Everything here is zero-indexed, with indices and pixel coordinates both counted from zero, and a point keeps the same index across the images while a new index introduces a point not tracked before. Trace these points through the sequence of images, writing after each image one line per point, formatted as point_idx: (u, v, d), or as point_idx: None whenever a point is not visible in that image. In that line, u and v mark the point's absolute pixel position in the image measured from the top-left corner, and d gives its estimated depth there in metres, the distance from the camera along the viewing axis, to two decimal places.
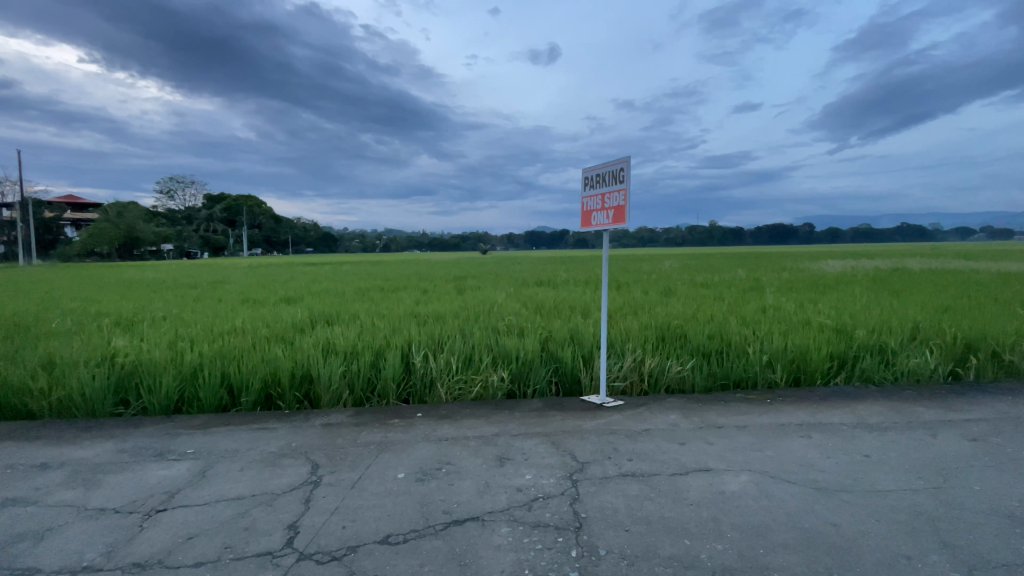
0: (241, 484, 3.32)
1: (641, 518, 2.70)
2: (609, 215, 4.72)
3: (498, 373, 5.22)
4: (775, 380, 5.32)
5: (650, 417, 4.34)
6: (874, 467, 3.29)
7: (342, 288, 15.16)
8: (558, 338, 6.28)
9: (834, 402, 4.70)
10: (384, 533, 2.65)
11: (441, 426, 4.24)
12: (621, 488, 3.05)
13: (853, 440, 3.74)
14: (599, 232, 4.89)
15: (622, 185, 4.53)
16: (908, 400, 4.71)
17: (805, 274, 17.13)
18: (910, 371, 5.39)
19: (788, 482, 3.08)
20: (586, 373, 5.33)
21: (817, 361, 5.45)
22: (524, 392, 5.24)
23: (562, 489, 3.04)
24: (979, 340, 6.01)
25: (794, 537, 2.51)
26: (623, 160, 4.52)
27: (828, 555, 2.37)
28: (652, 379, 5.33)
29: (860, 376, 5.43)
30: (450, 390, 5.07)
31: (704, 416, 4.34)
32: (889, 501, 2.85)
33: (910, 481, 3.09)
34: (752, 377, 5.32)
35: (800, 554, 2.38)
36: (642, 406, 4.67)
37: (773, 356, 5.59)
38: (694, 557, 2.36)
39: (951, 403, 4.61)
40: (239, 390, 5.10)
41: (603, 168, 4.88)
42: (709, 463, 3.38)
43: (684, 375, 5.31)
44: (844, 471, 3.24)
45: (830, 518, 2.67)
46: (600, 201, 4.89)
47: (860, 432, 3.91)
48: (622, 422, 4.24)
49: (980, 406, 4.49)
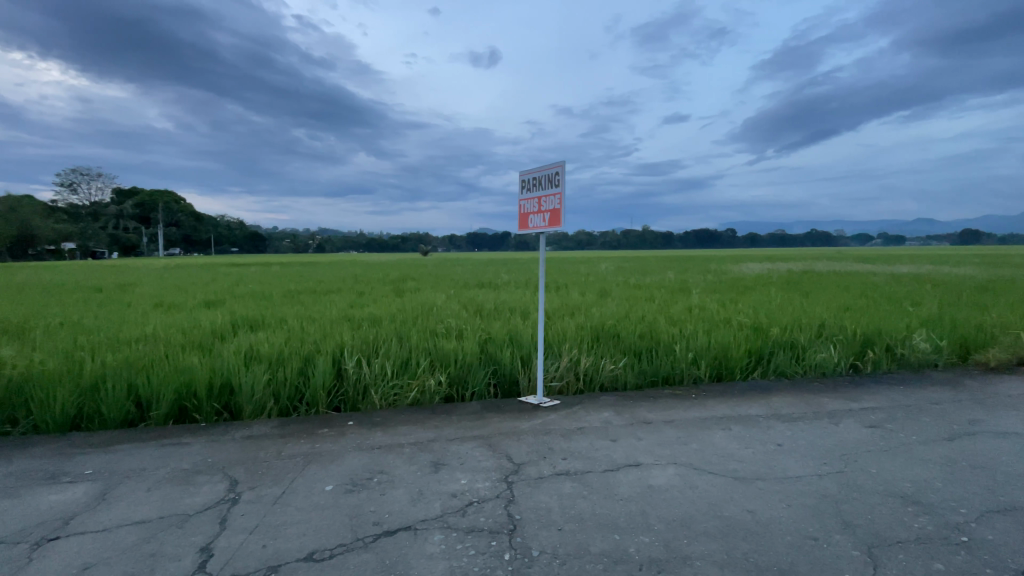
0: (149, 505, 3.03)
1: (573, 517, 2.74)
2: (546, 218, 4.78)
3: (435, 377, 5.12)
4: (700, 375, 5.63)
5: (584, 416, 4.45)
6: (786, 455, 3.55)
7: (271, 291, 14.37)
8: (496, 340, 6.27)
9: (752, 395, 5.03)
10: (308, 550, 2.51)
11: (374, 434, 4.09)
12: (554, 487, 3.08)
13: (768, 431, 4.02)
14: (536, 234, 4.95)
15: (558, 189, 4.63)
16: (815, 392, 5.14)
17: (727, 277, 18.14)
18: (817, 365, 5.89)
19: (710, 473, 3.25)
20: (523, 374, 5.36)
21: (737, 357, 5.83)
22: (462, 396, 5.18)
23: (497, 493, 3.03)
24: (876, 336, 6.66)
25: (715, 525, 2.65)
26: (560, 163, 4.62)
27: (745, 541, 2.51)
28: (587, 378, 5.45)
29: (774, 371, 5.87)
30: (385, 396, 4.92)
31: (635, 412, 4.50)
32: (798, 487, 3.08)
33: (816, 467, 3.36)
34: (680, 373, 5.60)
35: (719, 541, 2.51)
36: (577, 405, 4.77)
37: (698, 353, 5.90)
38: (623, 552, 2.42)
39: (852, 394, 5.07)
40: (148, 403, 4.67)
41: (539, 171, 4.94)
42: (639, 458, 3.50)
43: (617, 373, 5.48)
44: (759, 460, 3.48)
45: (746, 506, 2.85)
46: (536, 204, 4.96)
47: (774, 423, 4.21)
48: (557, 421, 4.30)
49: (876, 396, 4.98)
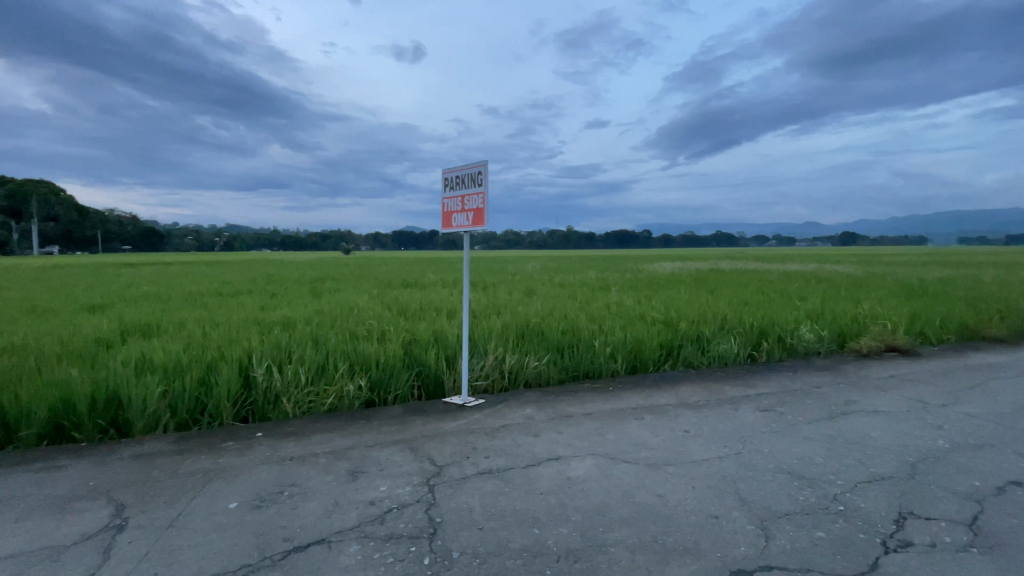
0: (13, 539, 2.64)
1: (495, 514, 2.75)
2: (469, 217, 4.77)
3: (354, 382, 4.93)
4: (617, 369, 5.91)
5: (508, 413, 4.49)
6: (692, 441, 3.82)
7: (169, 293, 13.06)
8: (420, 341, 6.16)
9: (664, 386, 5.36)
10: (208, 574, 2.31)
11: (286, 444, 3.86)
12: (476, 487, 3.08)
13: (677, 418, 4.30)
14: (460, 233, 4.92)
15: (481, 188, 4.64)
16: (718, 380, 5.58)
17: (643, 274, 19.12)
18: (720, 356, 6.40)
19: (624, 462, 3.42)
20: (447, 375, 5.30)
21: (650, 350, 6.18)
22: (383, 400, 5.03)
23: (418, 497, 2.97)
24: (770, 328, 7.35)
25: (628, 511, 2.79)
26: (483, 163, 4.63)
27: (655, 524, 2.66)
28: (512, 375, 5.50)
29: (682, 362, 6.29)
30: (299, 404, 4.65)
31: (557, 407, 4.63)
32: (702, 469, 3.33)
33: (718, 450, 3.65)
34: (598, 368, 5.84)
35: (632, 527, 2.64)
36: (501, 402, 4.81)
37: (616, 348, 6.19)
38: (542, 545, 2.48)
39: (749, 381, 5.56)
40: (14, 424, 4.06)
41: (462, 170, 4.91)
42: (559, 451, 3.60)
43: (540, 369, 5.59)
44: (669, 446, 3.71)
45: (656, 490, 3.03)
46: (459, 203, 4.93)
47: (683, 411, 4.52)
48: (481, 420, 4.31)
49: (769, 382, 5.51)
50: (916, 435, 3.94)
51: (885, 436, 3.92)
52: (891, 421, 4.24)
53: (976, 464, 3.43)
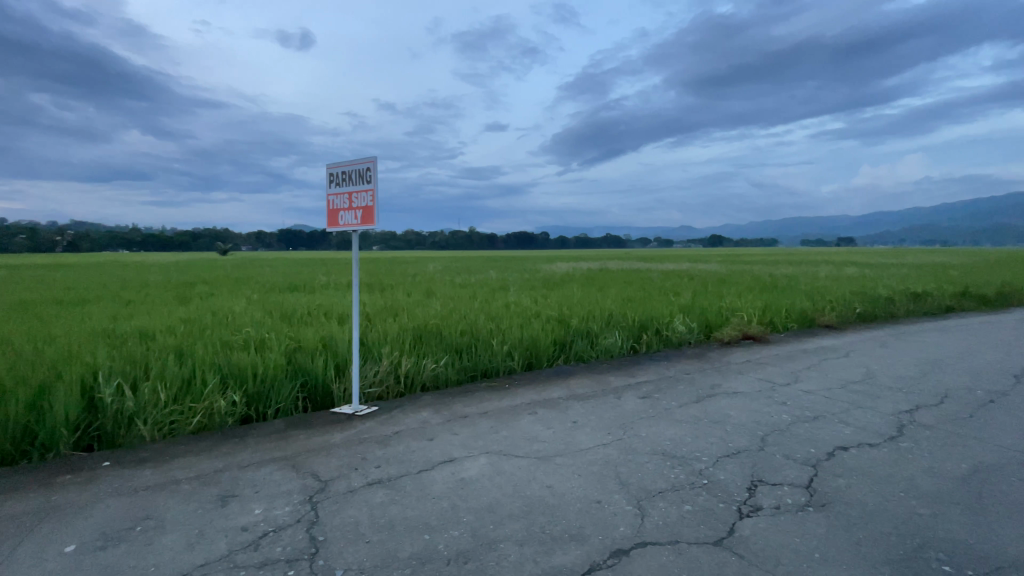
0: None
1: (383, 525, 2.66)
2: (357, 215, 4.57)
3: (228, 397, 4.47)
4: (513, 366, 6.03)
5: (401, 418, 4.37)
6: (580, 431, 4.03)
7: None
8: (306, 348, 5.76)
9: (556, 380, 5.59)
10: None
11: (141, 472, 3.38)
12: (365, 498, 2.96)
13: (567, 410, 4.50)
14: (347, 232, 4.69)
15: (369, 185, 4.47)
16: (605, 372, 5.96)
17: (539, 274, 19.77)
18: (606, 349, 6.84)
19: (516, 457, 3.50)
20: (336, 384, 5.01)
21: (544, 347, 6.40)
22: (263, 414, 4.62)
23: (299, 516, 2.78)
24: (650, 321, 8.01)
25: (519, 506, 2.86)
26: (371, 159, 4.47)
27: (543, 515, 2.76)
28: (408, 380, 5.35)
29: (574, 357, 6.61)
30: (160, 425, 4.11)
31: (452, 408, 4.60)
32: (589, 457, 3.52)
33: (604, 438, 3.89)
34: (495, 366, 5.91)
35: (522, 521, 2.71)
36: (395, 408, 4.68)
37: (512, 346, 6.32)
38: (432, 551, 2.44)
39: (631, 371, 6.02)
40: None
41: (349, 166, 4.69)
42: (453, 453, 3.58)
43: (437, 372, 5.51)
44: (559, 438, 3.87)
45: (546, 482, 3.14)
46: (346, 200, 4.70)
47: (573, 403, 4.75)
48: (373, 428, 4.14)
49: (648, 371, 6.00)
50: (765, 411, 4.54)
51: (742, 414, 4.46)
52: (746, 400, 4.84)
53: (810, 433, 4.04)
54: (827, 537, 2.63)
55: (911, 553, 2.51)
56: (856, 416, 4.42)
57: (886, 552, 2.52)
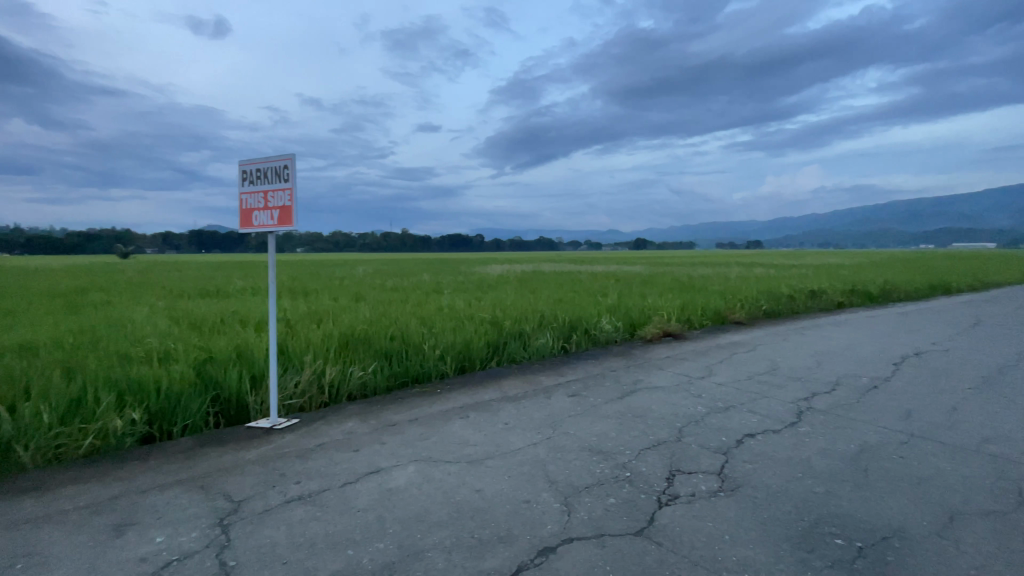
0: None
1: (303, 544, 2.53)
2: (274, 215, 4.31)
3: (126, 415, 4.05)
4: (445, 370, 5.96)
5: (325, 430, 4.18)
6: (510, 432, 4.06)
7: None
8: (219, 359, 5.35)
9: (487, 382, 5.61)
10: None
11: (16, 506, 2.97)
12: (283, 516, 2.79)
13: (498, 413, 4.52)
14: (263, 233, 4.42)
15: (287, 184, 4.25)
16: (535, 372, 6.06)
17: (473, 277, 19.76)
18: (538, 350, 6.95)
19: (446, 463, 3.46)
20: (252, 396, 4.68)
21: (476, 350, 6.39)
22: (168, 433, 4.23)
23: (207, 541, 2.57)
24: (580, 322, 8.25)
25: (447, 512, 2.83)
26: (289, 157, 4.25)
27: (472, 520, 2.75)
28: (333, 389, 5.12)
29: (507, 359, 6.65)
30: (41, 451, 3.64)
31: (379, 417, 4.47)
32: (518, 458, 3.56)
33: (533, 437, 3.95)
34: (426, 371, 5.81)
35: (451, 527, 2.68)
36: (318, 419, 4.46)
37: (444, 350, 6.24)
38: (356, 566, 2.36)
39: (562, 370, 6.16)
40: None
41: (264, 163, 4.42)
42: (380, 463, 3.48)
43: (365, 379, 5.32)
44: (489, 440, 3.88)
45: (475, 486, 3.13)
46: (261, 199, 4.43)
47: (504, 405, 4.77)
48: (294, 442, 3.93)
49: (577, 370, 6.17)
50: (684, 404, 4.82)
51: (663, 408, 4.70)
52: (667, 395, 5.12)
53: (722, 422, 4.34)
54: (736, 519, 2.84)
55: (806, 528, 2.77)
56: (762, 404, 4.81)
57: (786, 529, 2.76)
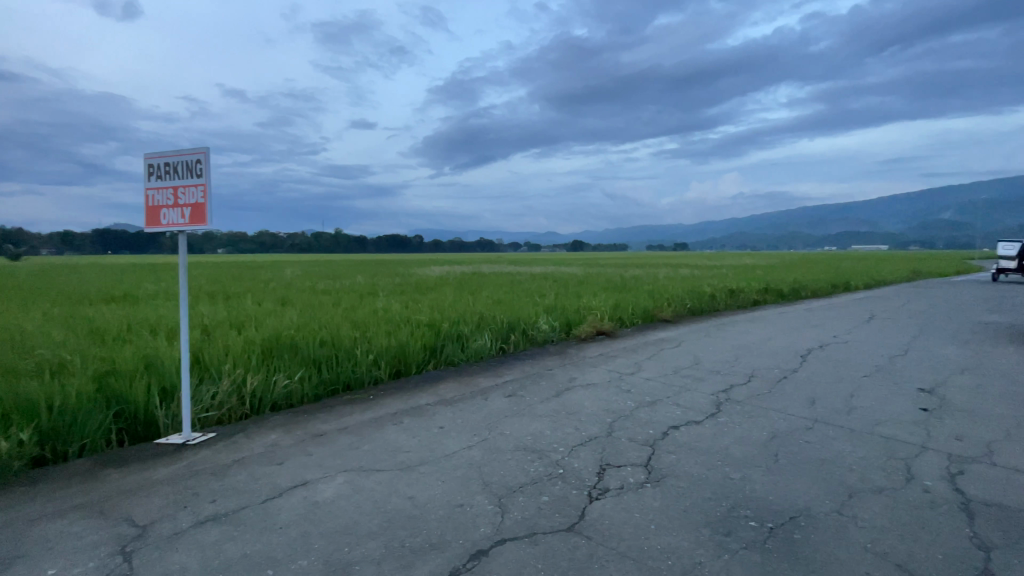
0: None
1: (217, 568, 2.35)
2: (186, 213, 3.99)
3: (10, 436, 3.59)
4: (379, 376, 5.77)
5: (245, 444, 3.92)
6: (445, 436, 4.01)
7: None
8: (124, 370, 4.87)
9: (423, 386, 5.51)
10: None
11: None
12: (196, 539, 2.59)
13: (432, 417, 4.45)
14: (173, 233, 4.08)
15: (200, 180, 3.95)
16: (473, 374, 6.03)
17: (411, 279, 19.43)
18: (477, 351, 6.92)
19: (377, 472, 3.36)
20: (162, 411, 4.28)
21: (412, 353, 6.25)
22: (62, 454, 3.79)
23: (105, 573, 2.32)
24: (518, 322, 8.30)
25: (377, 522, 2.74)
26: (202, 151, 3.95)
27: (403, 528, 2.68)
28: (255, 399, 4.81)
29: (444, 361, 6.56)
30: None
31: (306, 427, 4.26)
32: (452, 461, 3.52)
33: (468, 440, 3.92)
34: (359, 377, 5.60)
35: (381, 537, 2.60)
36: (239, 432, 4.18)
37: (377, 355, 6.05)
38: None
39: (498, 371, 6.18)
40: None
41: (173, 156, 4.08)
42: (305, 475, 3.31)
43: (292, 388, 5.05)
44: (423, 446, 3.81)
45: (407, 493, 3.06)
46: (170, 196, 4.08)
47: (439, 408, 4.71)
48: (210, 458, 3.65)
49: (514, 370, 6.22)
50: (615, 400, 4.98)
51: (595, 404, 4.84)
52: (600, 391, 5.27)
53: (650, 416, 4.53)
54: (660, 509, 2.98)
55: (724, 513, 2.95)
56: (686, 397, 5.08)
57: (707, 515, 2.92)
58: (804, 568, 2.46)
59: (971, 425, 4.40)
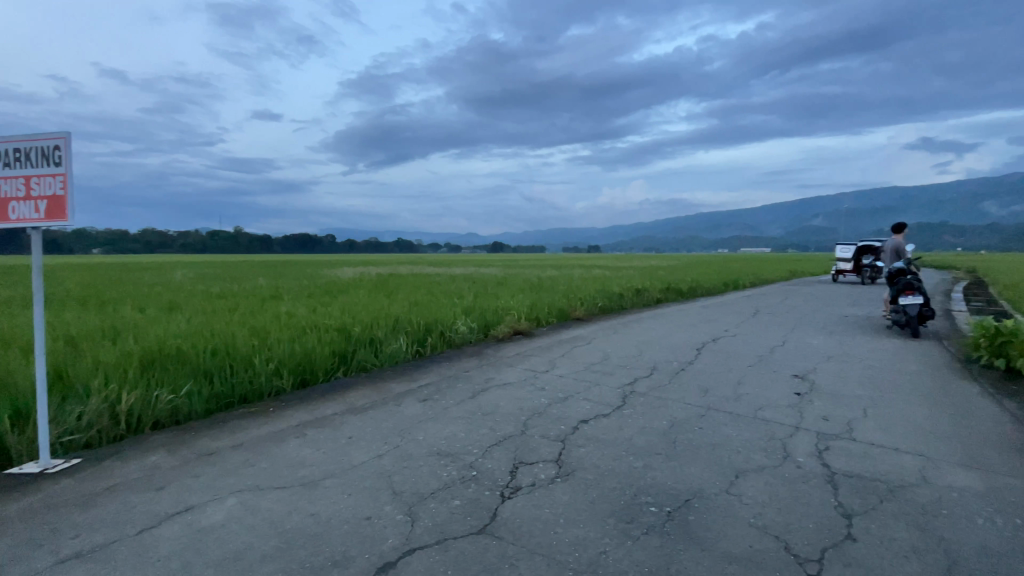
0: None
1: None
2: (41, 207, 3.44)
3: None
4: (281, 386, 5.38)
5: (119, 469, 3.46)
6: (353, 446, 3.83)
7: None
8: None
9: (331, 395, 5.23)
10: None
11: None
12: None
13: (340, 427, 4.23)
14: (24, 229, 3.50)
15: (59, 169, 3.43)
16: (385, 379, 5.83)
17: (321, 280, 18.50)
18: (390, 356, 6.69)
19: (276, 489, 3.12)
20: (10, 437, 3.66)
21: (319, 360, 5.90)
22: None
23: None
24: (434, 324, 8.17)
25: (274, 544, 2.55)
26: (62, 136, 3.44)
27: (303, 548, 2.52)
28: (133, 418, 4.28)
29: (355, 367, 6.27)
30: None
31: (194, 446, 3.86)
32: (361, 472, 3.37)
33: (378, 449, 3.78)
34: (258, 389, 5.19)
35: (278, 560, 2.42)
36: (111, 456, 3.69)
37: (280, 363, 5.64)
38: None
39: (412, 375, 6.03)
40: None
41: (24, 141, 3.51)
42: (192, 499, 3.00)
43: (178, 403, 4.55)
44: (328, 458, 3.61)
45: (309, 510, 2.88)
46: (20, 186, 3.50)
47: (348, 417, 4.49)
48: (73, 487, 3.18)
49: (429, 373, 6.10)
50: (530, 398, 5.07)
51: (509, 404, 4.89)
52: (514, 390, 5.34)
53: (562, 412, 4.66)
54: (569, 503, 3.06)
55: (628, 501, 3.10)
56: (596, 392, 5.30)
57: (612, 504, 3.06)
58: (696, 547, 2.66)
59: (834, 406, 5.03)
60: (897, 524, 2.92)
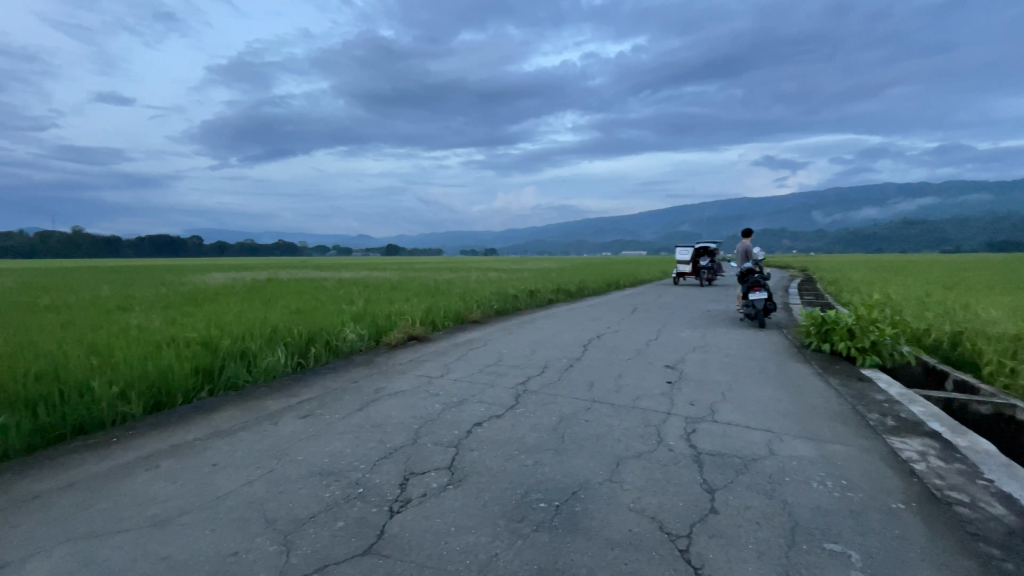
0: None
1: None
2: None
3: None
4: (129, 413, 4.64)
5: None
6: (220, 474, 3.41)
7: None
8: None
9: (193, 418, 4.62)
10: None
11: None
12: None
13: (203, 454, 3.75)
14: None
15: None
16: (260, 397, 5.31)
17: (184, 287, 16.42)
18: (266, 370, 6.09)
19: (120, 533, 2.67)
20: None
21: (179, 379, 5.19)
22: None
23: None
24: (319, 333, 7.61)
25: None
26: None
27: None
28: None
29: (225, 385, 5.61)
30: None
31: (7, 492, 3.16)
32: (228, 503, 3.01)
33: (250, 474, 3.41)
34: (99, 417, 4.42)
35: None
36: None
37: (128, 386, 4.86)
38: None
39: (291, 390, 5.56)
40: None
41: None
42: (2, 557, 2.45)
43: None
44: (188, 490, 3.17)
45: (161, 553, 2.50)
46: None
47: (212, 442, 3.99)
48: None
49: (311, 387, 5.67)
50: (421, 405, 4.93)
51: (401, 413, 4.71)
52: (405, 398, 5.16)
53: (455, 417, 4.61)
54: (461, 509, 3.02)
55: (519, 501, 3.14)
56: (489, 394, 5.32)
57: (503, 505, 3.08)
58: (582, 537, 2.77)
59: (700, 393, 5.59)
60: (749, 494, 3.31)
